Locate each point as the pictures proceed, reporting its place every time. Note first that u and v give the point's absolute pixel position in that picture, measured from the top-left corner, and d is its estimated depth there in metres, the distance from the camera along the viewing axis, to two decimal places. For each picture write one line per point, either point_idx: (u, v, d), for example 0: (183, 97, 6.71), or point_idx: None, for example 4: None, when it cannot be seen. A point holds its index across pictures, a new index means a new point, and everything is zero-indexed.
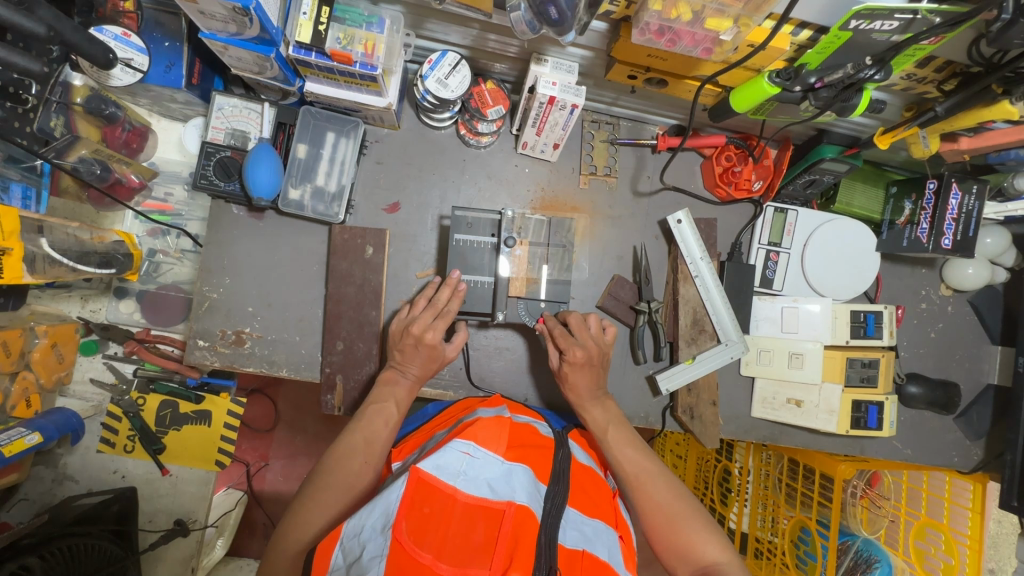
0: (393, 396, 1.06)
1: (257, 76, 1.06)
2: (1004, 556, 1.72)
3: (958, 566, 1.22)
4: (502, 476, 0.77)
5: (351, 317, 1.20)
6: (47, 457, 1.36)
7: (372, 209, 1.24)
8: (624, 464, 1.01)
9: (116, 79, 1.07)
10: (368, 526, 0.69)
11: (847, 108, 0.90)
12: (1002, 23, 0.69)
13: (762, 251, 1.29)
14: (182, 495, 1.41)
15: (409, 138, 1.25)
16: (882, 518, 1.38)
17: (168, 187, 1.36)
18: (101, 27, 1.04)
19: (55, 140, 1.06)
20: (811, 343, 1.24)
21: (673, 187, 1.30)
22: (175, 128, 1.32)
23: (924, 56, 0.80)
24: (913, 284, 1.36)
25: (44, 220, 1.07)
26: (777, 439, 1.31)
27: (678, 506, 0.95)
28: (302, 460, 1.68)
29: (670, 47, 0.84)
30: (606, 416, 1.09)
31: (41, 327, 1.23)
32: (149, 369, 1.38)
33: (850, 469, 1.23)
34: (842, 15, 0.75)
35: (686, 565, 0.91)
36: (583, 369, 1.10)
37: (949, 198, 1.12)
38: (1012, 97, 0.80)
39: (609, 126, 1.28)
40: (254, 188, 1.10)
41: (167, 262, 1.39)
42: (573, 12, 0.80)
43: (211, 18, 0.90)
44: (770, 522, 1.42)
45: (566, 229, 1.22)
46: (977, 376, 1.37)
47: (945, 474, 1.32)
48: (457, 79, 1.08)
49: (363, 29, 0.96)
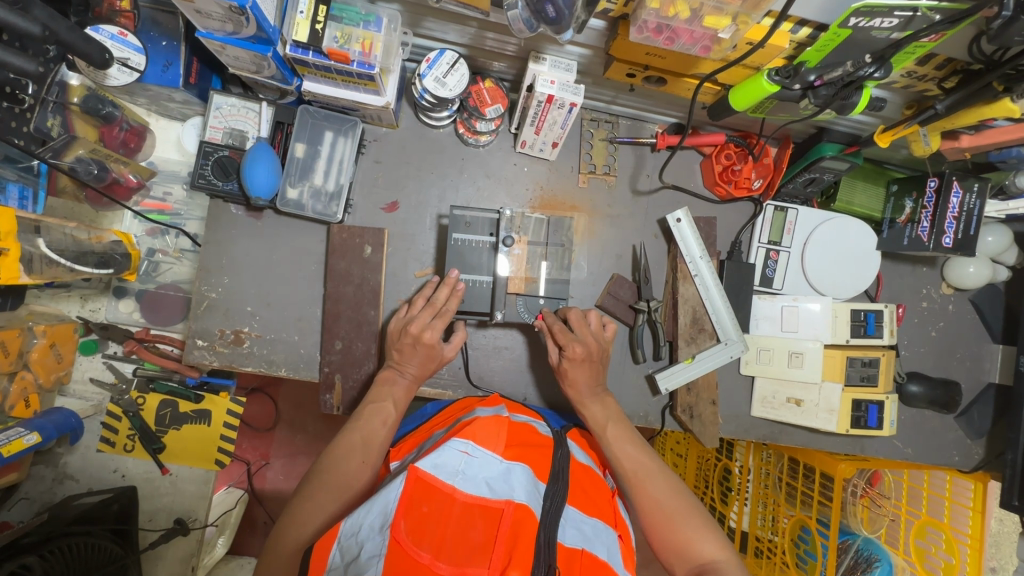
0: (391, 396, 1.06)
1: (255, 75, 1.05)
2: (1006, 555, 1.72)
3: (959, 567, 1.22)
4: (501, 475, 0.76)
5: (350, 317, 1.19)
6: (46, 457, 1.36)
7: (371, 209, 1.24)
8: (623, 461, 1.01)
9: (113, 79, 1.06)
10: (366, 526, 0.69)
11: (846, 107, 0.89)
12: (1003, 20, 0.68)
13: (762, 250, 1.28)
14: (182, 493, 1.41)
15: (407, 137, 1.25)
16: (882, 517, 1.38)
17: (167, 186, 1.36)
18: (97, 27, 1.03)
19: (52, 140, 1.07)
20: (810, 343, 1.24)
21: (672, 186, 1.30)
22: (174, 127, 1.33)
23: (925, 53, 0.79)
24: (914, 283, 1.35)
25: (42, 220, 1.07)
26: (777, 438, 1.31)
27: (677, 503, 0.95)
28: (302, 459, 1.68)
29: (669, 46, 0.84)
30: (605, 413, 1.09)
31: (39, 327, 1.24)
32: (148, 369, 1.38)
33: (850, 469, 1.23)
34: (842, 12, 0.75)
35: (684, 563, 0.91)
36: (583, 365, 1.10)
37: (950, 196, 1.11)
38: (1013, 95, 0.80)
39: (608, 124, 1.28)
40: (252, 188, 1.10)
41: (166, 261, 1.39)
42: (571, 10, 0.79)
43: (207, 17, 0.90)
44: (770, 521, 1.42)
45: (565, 228, 1.20)
46: (978, 374, 1.37)
47: (946, 473, 1.31)
48: (455, 78, 1.07)
49: (360, 28, 0.96)
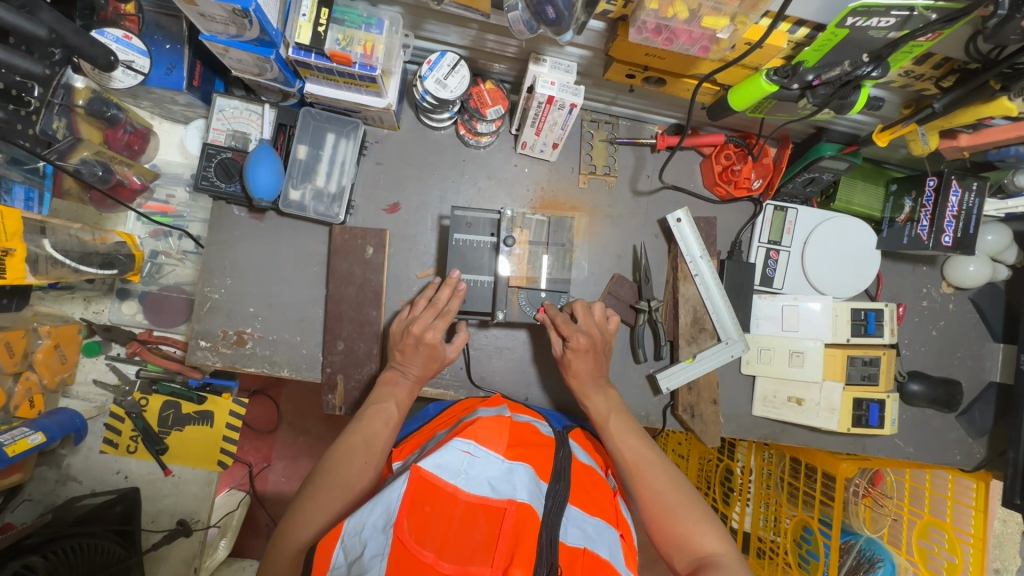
0: (393, 396, 1.06)
1: (257, 78, 1.06)
2: (1009, 556, 1.72)
3: (962, 565, 1.21)
4: (503, 474, 0.77)
5: (352, 317, 1.20)
6: (50, 458, 1.37)
7: (372, 210, 1.25)
8: (624, 453, 1.02)
9: (117, 82, 1.07)
10: (369, 524, 0.69)
11: (845, 106, 0.90)
12: (998, 19, 0.69)
13: (762, 250, 1.29)
14: (185, 495, 1.41)
15: (409, 138, 1.25)
16: (885, 516, 1.38)
17: (170, 189, 1.38)
18: (101, 30, 1.04)
19: (57, 142, 1.06)
20: (812, 342, 1.24)
21: (671, 186, 1.30)
22: (177, 130, 1.34)
23: (922, 52, 0.80)
24: (915, 282, 1.36)
25: (47, 221, 1.08)
26: (778, 438, 1.31)
27: (677, 495, 0.95)
28: (304, 460, 1.68)
29: (668, 46, 0.84)
30: (607, 405, 1.09)
31: (44, 328, 1.24)
32: (151, 370, 1.39)
33: (852, 467, 1.24)
34: (839, 12, 0.75)
35: (683, 556, 0.91)
36: (586, 356, 1.10)
37: (949, 195, 1.11)
38: (1010, 93, 0.81)
39: (608, 125, 1.29)
40: (254, 189, 1.11)
41: (169, 263, 1.41)
42: (571, 12, 0.79)
43: (211, 20, 0.91)
44: (772, 521, 1.42)
45: (566, 228, 1.21)
46: (979, 373, 1.37)
47: (948, 472, 1.31)
48: (456, 79, 1.08)
49: (362, 30, 0.97)
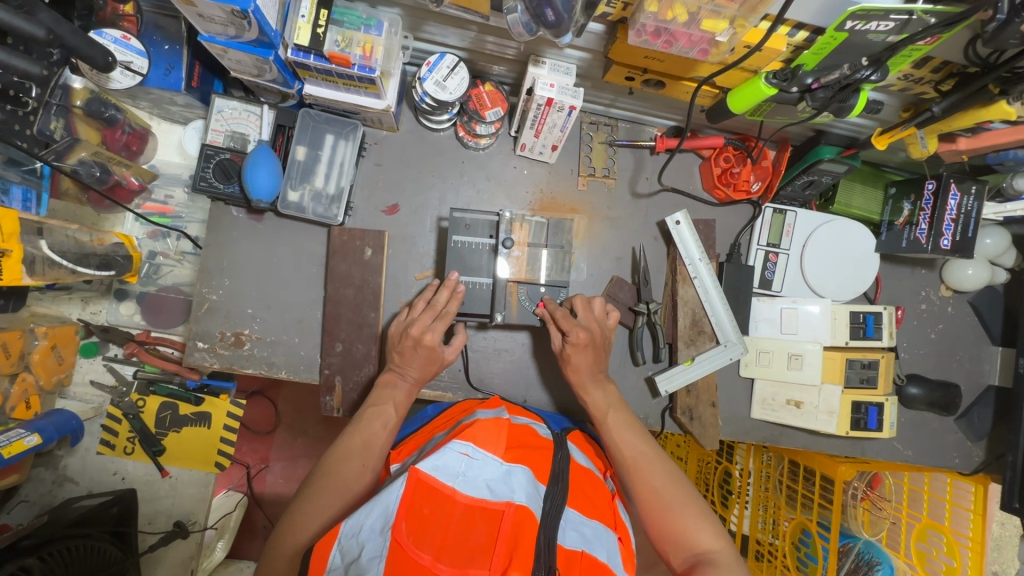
0: (392, 398, 1.06)
1: (256, 78, 1.06)
2: (1008, 559, 1.73)
3: (961, 569, 1.20)
4: (501, 476, 0.77)
5: (350, 318, 1.20)
6: (47, 459, 1.36)
7: (372, 211, 1.25)
8: (623, 449, 1.02)
9: (116, 82, 1.06)
10: (367, 526, 0.68)
11: (844, 109, 0.90)
12: (997, 23, 0.69)
13: (762, 252, 1.29)
14: (182, 497, 1.41)
15: (408, 140, 1.25)
16: (883, 520, 1.36)
17: (168, 189, 1.38)
18: (100, 31, 1.03)
19: (55, 142, 1.06)
20: (810, 344, 1.24)
21: (671, 188, 1.30)
22: (176, 130, 1.34)
23: (920, 56, 0.80)
24: (914, 285, 1.36)
25: (44, 222, 1.07)
26: (777, 440, 1.31)
27: (675, 491, 0.95)
28: (302, 462, 1.68)
29: (667, 49, 0.85)
30: (606, 400, 1.09)
31: (41, 329, 1.24)
32: (149, 371, 1.39)
33: (850, 471, 1.21)
34: (838, 16, 0.75)
35: (680, 553, 0.90)
36: (585, 350, 1.10)
37: (948, 198, 1.12)
38: (1008, 97, 0.81)
39: (608, 127, 1.29)
40: (253, 189, 1.10)
41: (167, 264, 1.41)
42: (570, 13, 0.79)
43: (210, 21, 0.91)
44: (770, 524, 1.42)
45: (564, 230, 1.21)
46: (978, 377, 1.37)
47: (947, 476, 1.30)
48: (455, 81, 1.08)
49: (360, 32, 0.96)
